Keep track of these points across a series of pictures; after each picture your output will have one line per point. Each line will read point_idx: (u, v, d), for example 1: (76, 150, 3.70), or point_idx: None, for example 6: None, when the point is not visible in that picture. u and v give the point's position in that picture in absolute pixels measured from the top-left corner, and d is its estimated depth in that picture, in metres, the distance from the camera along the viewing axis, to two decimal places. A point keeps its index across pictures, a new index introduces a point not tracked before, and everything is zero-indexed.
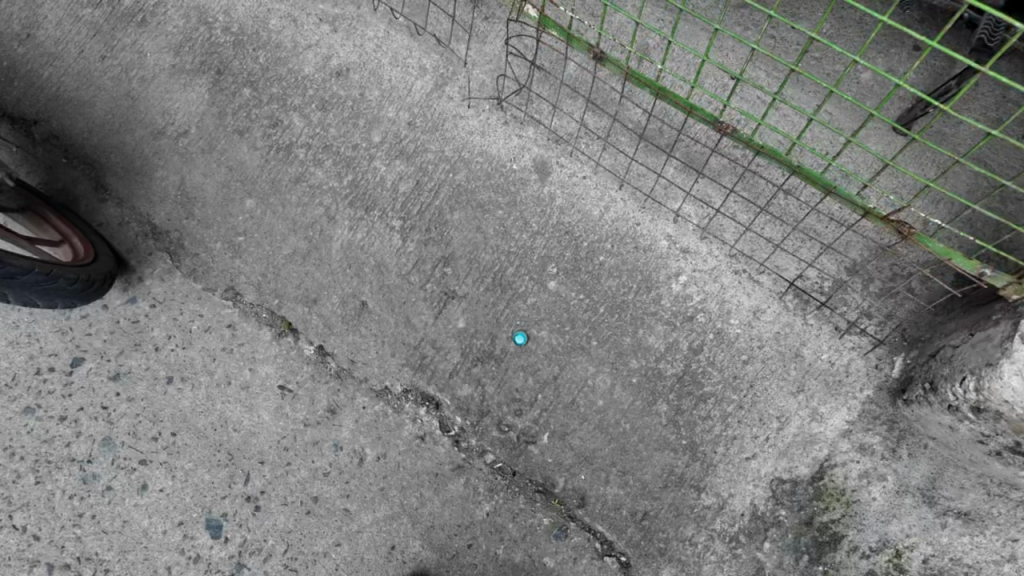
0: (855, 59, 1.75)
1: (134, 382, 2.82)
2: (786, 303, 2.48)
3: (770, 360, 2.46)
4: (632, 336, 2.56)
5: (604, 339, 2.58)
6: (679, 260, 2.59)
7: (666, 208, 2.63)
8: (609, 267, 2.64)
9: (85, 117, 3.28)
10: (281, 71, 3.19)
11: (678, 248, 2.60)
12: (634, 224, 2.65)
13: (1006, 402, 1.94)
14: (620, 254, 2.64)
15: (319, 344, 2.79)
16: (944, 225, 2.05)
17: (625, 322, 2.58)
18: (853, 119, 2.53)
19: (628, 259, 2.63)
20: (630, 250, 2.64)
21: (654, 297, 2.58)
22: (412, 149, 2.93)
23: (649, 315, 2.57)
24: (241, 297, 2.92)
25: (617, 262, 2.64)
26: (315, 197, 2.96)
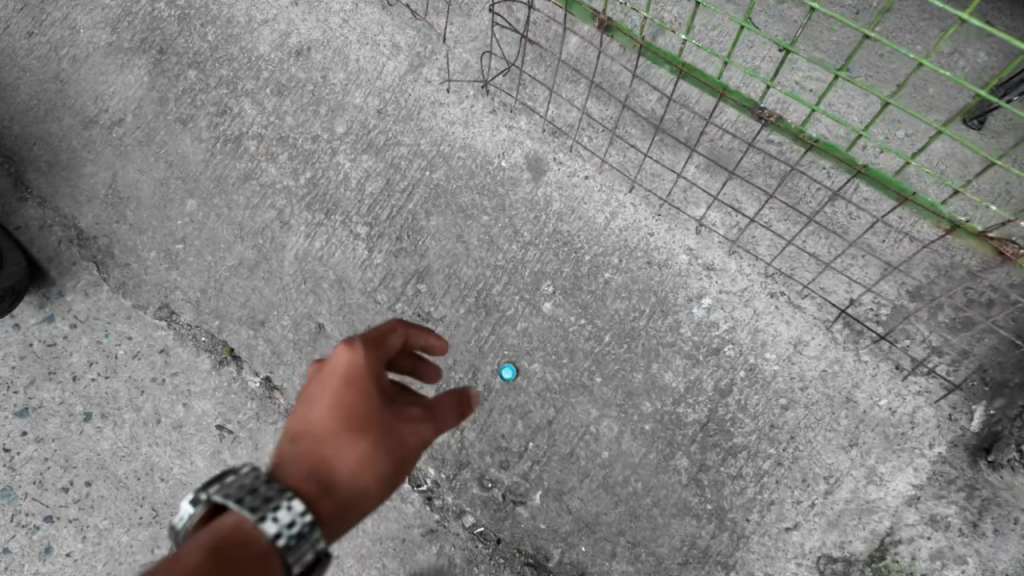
0: (963, 18, 1.29)
1: (44, 420, 2.36)
2: (835, 335, 2.03)
3: (815, 406, 1.99)
4: (644, 372, 2.09)
5: (609, 376, 2.11)
6: (704, 280, 2.12)
7: (686, 216, 2.17)
8: (616, 287, 2.17)
9: (7, 103, 2.82)
10: (233, 50, 2.72)
11: (701, 264, 2.13)
12: (646, 235, 2.19)
13: None
14: (631, 271, 2.17)
15: (266, 376, 2.34)
16: None
17: (636, 355, 2.11)
18: (924, 109, 2.07)
19: (640, 278, 2.16)
20: (642, 266, 2.17)
21: (670, 324, 2.11)
22: (382, 141, 2.46)
23: (665, 347, 2.10)
24: (176, 317, 2.45)
25: (626, 281, 2.17)
26: (266, 197, 2.51)
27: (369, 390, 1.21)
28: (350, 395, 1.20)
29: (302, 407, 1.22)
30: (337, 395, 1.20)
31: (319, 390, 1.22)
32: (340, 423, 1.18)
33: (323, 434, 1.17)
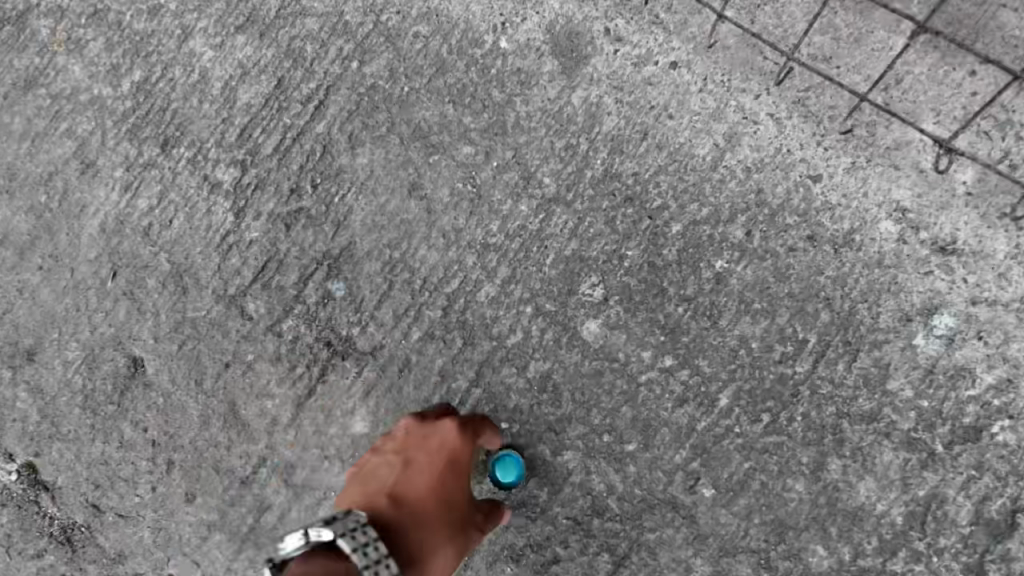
0: None
1: None
2: None
3: None
4: (803, 481, 0.98)
5: (727, 487, 1.00)
6: (937, 276, 0.99)
7: (886, 141, 1.02)
8: (739, 291, 1.04)
9: None
10: None
11: (929, 242, 1.00)
12: (801, 180, 1.05)
13: None
14: (768, 260, 1.04)
15: (27, 462, 1.18)
16: None
17: (787, 441, 0.99)
18: None
19: (791, 271, 1.03)
20: (796, 243, 1.04)
21: (862, 375, 0.99)
22: (271, 8, 1.28)
23: (853, 425, 0.98)
24: None
25: (761, 275, 1.04)
26: (58, 117, 1.34)
27: (461, 484, 0.88)
28: (444, 473, 0.87)
29: (376, 459, 0.89)
30: (442, 474, 0.86)
31: (407, 449, 0.89)
32: (433, 503, 0.84)
33: (413, 513, 0.82)
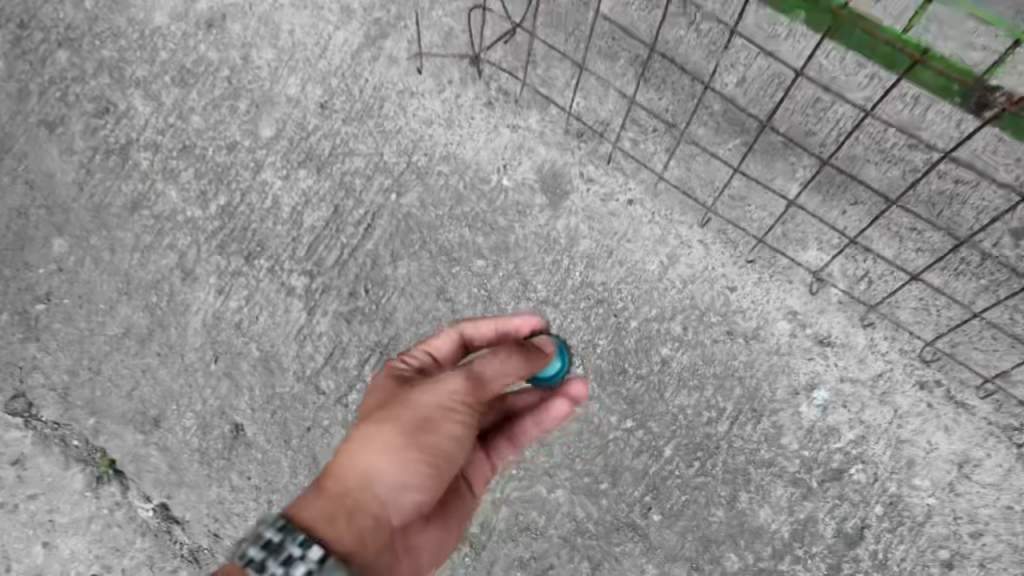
0: None
1: None
2: (1017, 449, 1.35)
3: (994, 565, 1.32)
4: (726, 506, 1.38)
5: (672, 513, 1.39)
6: (816, 361, 1.41)
7: (786, 260, 1.45)
8: (679, 371, 1.44)
9: None
10: (119, 23, 1.94)
11: (812, 336, 1.42)
12: (721, 289, 1.46)
13: None
14: (699, 349, 1.45)
15: (161, 502, 1.60)
16: None
17: (714, 479, 1.40)
18: None
19: (714, 355, 1.44)
20: (717, 336, 1.45)
21: (763, 431, 1.40)
22: (326, 151, 1.69)
23: (757, 467, 1.39)
24: (36, 413, 1.70)
25: (694, 358, 1.45)
26: (163, 234, 1.75)
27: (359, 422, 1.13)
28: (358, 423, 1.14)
29: None
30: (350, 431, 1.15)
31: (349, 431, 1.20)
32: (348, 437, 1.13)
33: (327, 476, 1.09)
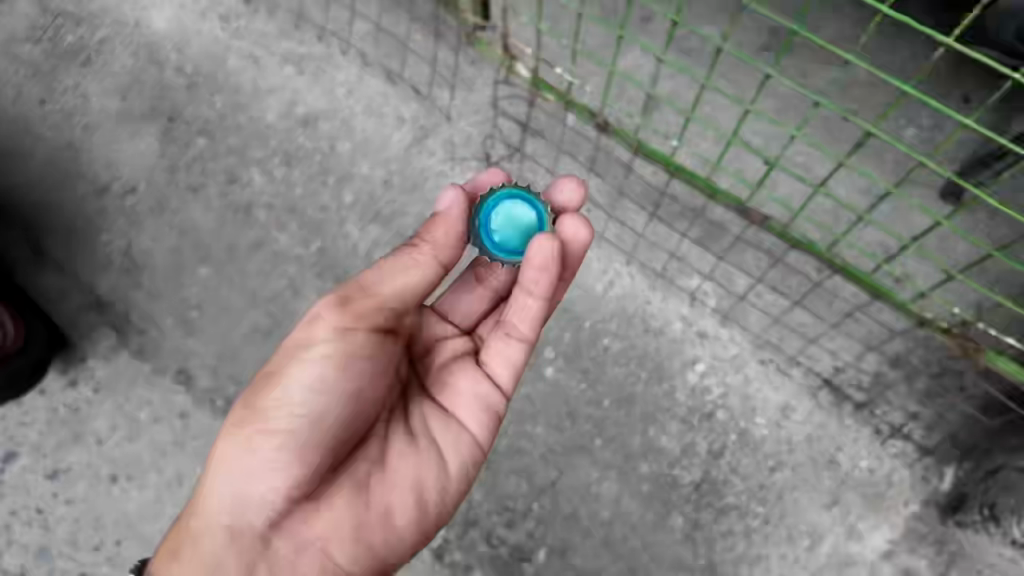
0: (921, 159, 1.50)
1: (74, 481, 2.51)
2: (820, 400, 2.17)
3: (800, 468, 2.15)
4: (642, 436, 2.22)
5: (609, 438, 2.24)
6: (700, 347, 2.25)
7: (679, 286, 2.26)
8: (615, 353, 2.29)
9: (21, 172, 2.92)
10: (241, 119, 2.78)
11: (695, 331, 2.26)
12: (642, 303, 2.30)
13: None
14: (629, 342, 2.29)
15: None
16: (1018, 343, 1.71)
17: (634, 419, 2.24)
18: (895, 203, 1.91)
19: (636, 344, 2.28)
20: (638, 332, 2.29)
21: (666, 390, 2.24)
22: (389, 212, 2.57)
23: (662, 412, 2.23)
24: (194, 383, 2.56)
25: (624, 347, 2.29)
26: (277, 266, 2.60)
27: None
28: None
29: None
30: None
31: None
32: None
33: None
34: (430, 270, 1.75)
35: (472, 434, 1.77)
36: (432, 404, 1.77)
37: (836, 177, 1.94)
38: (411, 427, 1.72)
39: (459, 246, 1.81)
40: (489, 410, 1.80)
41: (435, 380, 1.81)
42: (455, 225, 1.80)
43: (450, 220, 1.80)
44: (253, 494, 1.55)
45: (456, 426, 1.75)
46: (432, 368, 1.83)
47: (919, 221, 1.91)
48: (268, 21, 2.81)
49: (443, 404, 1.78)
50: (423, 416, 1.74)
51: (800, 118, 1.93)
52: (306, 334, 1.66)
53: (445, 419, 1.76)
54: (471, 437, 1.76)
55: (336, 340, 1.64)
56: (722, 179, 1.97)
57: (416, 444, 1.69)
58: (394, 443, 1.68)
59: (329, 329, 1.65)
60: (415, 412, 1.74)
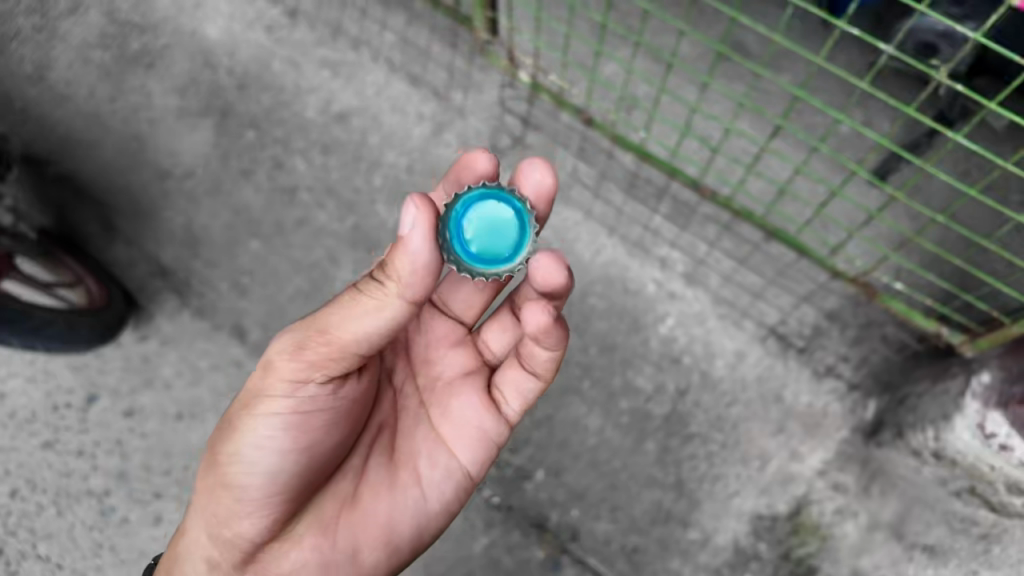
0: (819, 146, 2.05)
1: (146, 418, 2.95)
2: (768, 347, 2.61)
3: (752, 403, 2.59)
4: (621, 377, 2.63)
5: (595, 380, 2.64)
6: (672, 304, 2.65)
7: (653, 254, 2.67)
8: (600, 310, 2.66)
9: (94, 159, 3.28)
10: (284, 115, 3.21)
11: (667, 292, 2.66)
12: (622, 269, 2.69)
13: (960, 451, 2.13)
14: (607, 300, 2.67)
15: None
16: (904, 287, 2.21)
17: (614, 363, 2.64)
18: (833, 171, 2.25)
19: (617, 303, 2.67)
20: (619, 292, 2.68)
21: (642, 339, 2.64)
22: (411, 193, 3.00)
23: (638, 357, 2.63)
24: (247, 336, 3.01)
25: (606, 306, 2.67)
26: (317, 240, 3.06)
27: None
28: None
29: None
30: None
31: None
32: None
33: None
34: (388, 306, 1.71)
35: (460, 457, 1.95)
36: (427, 421, 2.00)
37: (765, 160, 2.31)
38: (391, 454, 1.95)
39: (427, 279, 1.70)
40: (479, 431, 1.97)
41: (432, 394, 2.04)
42: (401, 260, 1.68)
43: (403, 245, 1.68)
44: (226, 537, 1.77)
45: (442, 448, 1.95)
46: (432, 381, 2.07)
47: (836, 198, 2.22)
48: (307, 31, 3.24)
49: (432, 431, 1.97)
50: (407, 441, 1.97)
51: (733, 111, 2.27)
52: (259, 386, 1.79)
53: (431, 444, 1.96)
54: (456, 461, 1.94)
55: (286, 397, 1.77)
56: (683, 160, 2.41)
57: (395, 471, 1.92)
58: (370, 474, 1.91)
59: (279, 385, 1.77)
60: (401, 434, 1.99)
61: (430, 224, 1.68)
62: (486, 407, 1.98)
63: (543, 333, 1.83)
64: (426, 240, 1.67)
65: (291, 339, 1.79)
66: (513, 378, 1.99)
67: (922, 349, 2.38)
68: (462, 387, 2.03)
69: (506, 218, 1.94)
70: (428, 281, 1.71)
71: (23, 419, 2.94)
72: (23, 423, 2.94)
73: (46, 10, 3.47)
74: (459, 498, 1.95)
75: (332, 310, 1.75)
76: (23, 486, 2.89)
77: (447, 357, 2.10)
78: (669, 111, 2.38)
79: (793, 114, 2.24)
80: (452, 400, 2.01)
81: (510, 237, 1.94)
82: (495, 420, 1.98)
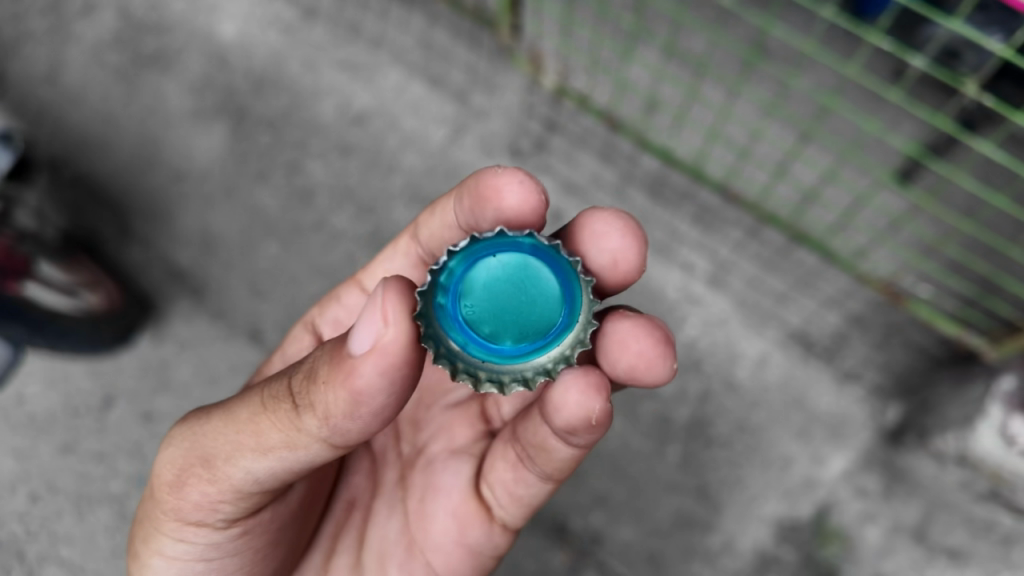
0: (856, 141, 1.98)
1: (166, 421, 2.91)
2: (790, 351, 2.61)
3: (775, 407, 2.59)
4: None
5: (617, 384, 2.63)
6: (695, 308, 2.65)
7: (674, 258, 2.66)
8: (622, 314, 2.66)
9: (109, 161, 3.23)
10: (302, 117, 3.15)
11: (689, 296, 2.66)
12: (644, 273, 2.69)
13: (979, 456, 2.17)
14: (630, 305, 2.66)
15: None
16: (926, 292, 2.21)
17: None
18: (860, 176, 2.17)
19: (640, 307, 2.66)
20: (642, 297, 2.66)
21: None
22: (431, 197, 2.96)
23: None
24: (264, 340, 2.95)
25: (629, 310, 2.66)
26: (338, 243, 3.00)
27: None
28: None
29: None
30: None
31: None
32: None
33: None
34: (311, 447, 1.42)
35: (435, 566, 1.75)
36: (402, 515, 1.80)
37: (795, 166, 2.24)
38: (357, 553, 1.77)
39: (375, 419, 1.40)
40: (462, 542, 1.74)
41: (412, 473, 1.84)
42: (340, 393, 1.34)
43: (342, 374, 1.34)
44: None
45: (416, 558, 1.75)
46: (418, 452, 1.88)
47: (864, 205, 2.18)
48: (326, 32, 3.18)
49: (410, 535, 1.77)
50: (376, 540, 1.78)
51: (763, 117, 2.22)
52: (158, 516, 1.59)
53: (402, 548, 1.77)
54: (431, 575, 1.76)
55: (188, 538, 1.57)
56: (707, 165, 2.37)
57: (358, 573, 1.76)
58: None
59: (177, 524, 1.56)
60: (372, 523, 1.80)
61: (388, 347, 1.32)
62: (474, 514, 1.74)
63: (585, 424, 1.52)
64: (382, 371, 1.33)
65: (184, 468, 1.53)
66: (522, 466, 1.70)
67: (939, 353, 2.36)
68: (448, 473, 1.80)
69: (527, 270, 1.58)
70: (376, 422, 1.40)
71: (44, 422, 2.93)
72: (43, 427, 2.93)
73: (60, 10, 3.38)
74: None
75: (235, 440, 1.45)
76: (44, 489, 2.88)
77: (437, 425, 1.91)
78: (696, 116, 2.32)
79: (822, 124, 2.16)
80: (432, 493, 1.79)
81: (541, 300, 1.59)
82: (481, 530, 1.75)
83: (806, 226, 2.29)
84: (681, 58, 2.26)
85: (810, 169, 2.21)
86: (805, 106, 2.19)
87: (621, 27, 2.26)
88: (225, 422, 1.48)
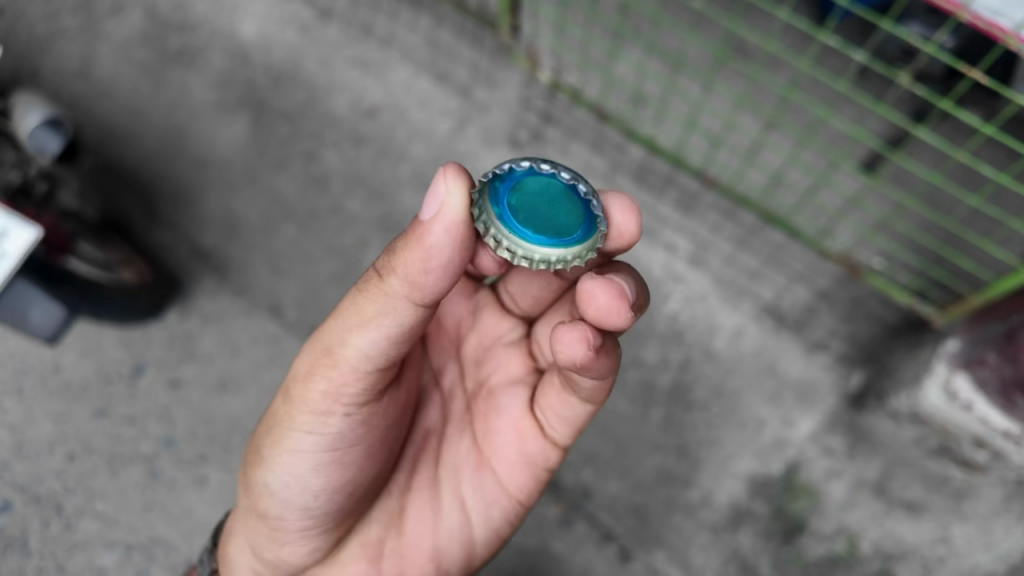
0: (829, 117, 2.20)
1: (190, 388, 3.07)
2: (762, 324, 2.88)
3: (749, 375, 2.85)
4: (630, 352, 2.87)
5: None
6: (677, 286, 2.91)
7: (657, 240, 2.94)
8: None
9: (136, 150, 3.42)
10: (317, 110, 3.37)
11: (671, 275, 2.93)
12: (632, 253, 2.94)
13: (929, 406, 2.42)
14: None
15: None
16: (879, 263, 2.47)
17: (624, 340, 2.87)
18: (821, 162, 2.40)
19: None
20: None
21: (648, 317, 2.88)
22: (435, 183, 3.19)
23: (644, 334, 2.87)
24: (284, 314, 3.14)
25: None
26: (350, 226, 3.19)
27: None
28: None
29: None
30: None
31: None
32: None
33: None
34: (398, 309, 1.61)
35: (505, 482, 1.97)
36: (470, 437, 2.03)
37: (763, 153, 2.49)
38: (435, 470, 2.01)
39: (444, 278, 1.57)
40: (525, 454, 1.95)
41: (476, 402, 2.05)
42: (408, 267, 1.56)
43: (425, 244, 1.53)
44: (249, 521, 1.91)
45: (484, 470, 1.98)
46: (480, 386, 2.07)
47: (823, 186, 2.42)
48: (340, 32, 3.42)
49: (484, 456, 1.99)
50: (449, 454, 2.03)
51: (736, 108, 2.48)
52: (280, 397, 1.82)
53: (474, 460, 2.00)
54: (498, 484, 1.97)
55: (307, 429, 1.75)
56: (687, 152, 2.64)
57: (433, 492, 1.99)
58: (412, 496, 1.99)
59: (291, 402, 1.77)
60: (445, 444, 2.04)
61: (455, 207, 1.51)
62: (528, 431, 1.95)
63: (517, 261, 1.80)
64: (447, 234, 1.52)
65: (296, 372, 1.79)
66: (547, 418, 1.91)
67: (898, 322, 2.61)
68: (508, 397, 2.00)
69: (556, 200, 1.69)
70: (446, 280, 1.58)
71: (75, 389, 3.06)
72: (75, 393, 3.05)
73: (91, 10, 3.61)
74: (504, 521, 2.00)
75: (336, 348, 1.68)
76: (77, 449, 3.01)
77: (496, 361, 2.07)
78: (675, 108, 2.58)
79: (782, 117, 2.41)
80: (495, 412, 2.00)
81: (575, 225, 1.68)
82: (541, 442, 1.94)
83: (772, 207, 2.57)
84: (666, 58, 2.50)
85: (775, 156, 2.47)
86: (769, 97, 2.46)
87: (607, 28, 2.53)
88: (322, 329, 1.73)
